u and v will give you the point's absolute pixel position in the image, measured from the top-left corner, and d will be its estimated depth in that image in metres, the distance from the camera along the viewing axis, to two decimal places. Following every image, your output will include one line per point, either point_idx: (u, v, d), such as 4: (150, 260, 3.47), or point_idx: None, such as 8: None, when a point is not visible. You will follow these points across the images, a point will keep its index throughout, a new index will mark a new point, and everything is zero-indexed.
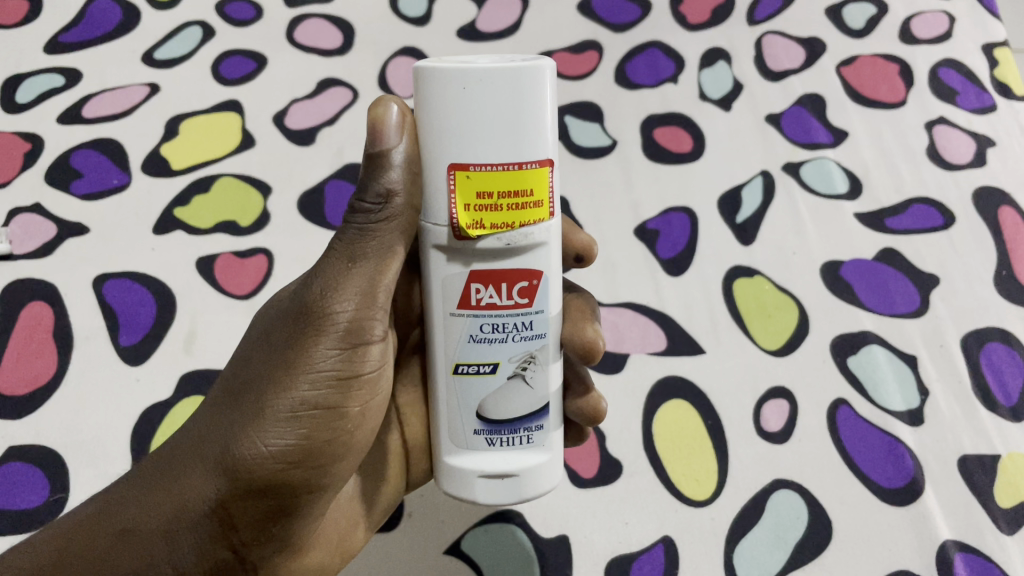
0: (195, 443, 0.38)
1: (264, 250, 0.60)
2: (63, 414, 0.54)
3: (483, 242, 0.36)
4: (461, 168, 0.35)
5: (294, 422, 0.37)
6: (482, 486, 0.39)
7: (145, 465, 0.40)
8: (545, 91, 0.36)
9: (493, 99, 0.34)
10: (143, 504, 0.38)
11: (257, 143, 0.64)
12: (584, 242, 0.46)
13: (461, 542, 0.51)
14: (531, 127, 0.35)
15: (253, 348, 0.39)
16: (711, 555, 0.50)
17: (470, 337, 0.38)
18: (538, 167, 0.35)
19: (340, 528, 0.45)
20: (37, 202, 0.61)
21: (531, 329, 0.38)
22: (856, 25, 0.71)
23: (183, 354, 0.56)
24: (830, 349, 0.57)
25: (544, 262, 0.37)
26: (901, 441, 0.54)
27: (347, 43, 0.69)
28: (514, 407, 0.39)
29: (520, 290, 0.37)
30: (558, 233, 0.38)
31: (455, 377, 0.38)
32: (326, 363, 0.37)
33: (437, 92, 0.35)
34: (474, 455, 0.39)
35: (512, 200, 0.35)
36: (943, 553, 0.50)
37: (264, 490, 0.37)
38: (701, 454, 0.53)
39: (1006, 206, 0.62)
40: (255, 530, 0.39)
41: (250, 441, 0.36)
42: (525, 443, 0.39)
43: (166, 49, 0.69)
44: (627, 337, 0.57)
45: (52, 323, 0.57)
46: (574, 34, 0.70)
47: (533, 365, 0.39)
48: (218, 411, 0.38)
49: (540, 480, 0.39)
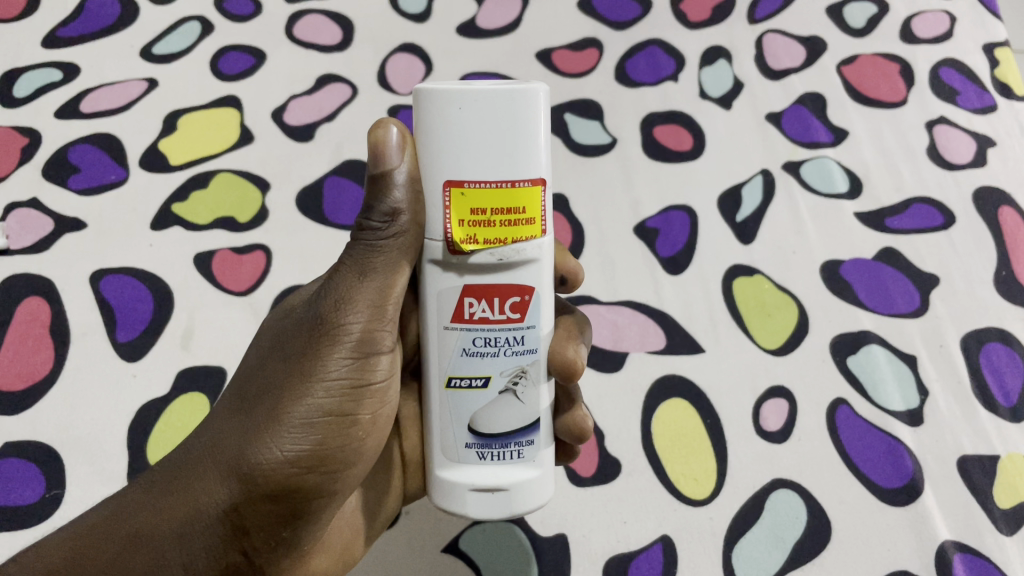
0: (208, 449, 0.38)
1: (262, 247, 0.60)
2: (60, 410, 0.53)
3: (476, 257, 0.36)
4: (456, 185, 0.36)
5: (308, 428, 0.37)
6: (473, 500, 0.38)
7: (156, 473, 0.40)
8: (539, 114, 0.36)
9: (487, 120, 0.35)
10: (155, 510, 0.38)
11: (256, 139, 0.64)
12: (571, 266, 0.46)
13: (459, 540, 0.50)
14: (525, 147, 0.35)
15: (266, 358, 0.40)
16: (709, 554, 0.50)
17: (462, 351, 0.38)
18: (531, 185, 0.36)
19: (343, 539, 0.45)
20: (35, 197, 0.61)
21: (522, 344, 0.38)
22: (857, 24, 0.71)
23: (180, 350, 0.56)
24: (830, 349, 0.56)
25: (537, 278, 0.37)
26: (901, 441, 0.54)
27: (347, 39, 0.69)
28: (504, 421, 0.38)
29: (513, 305, 0.37)
30: (551, 252, 0.38)
31: (447, 391, 0.38)
32: (339, 372, 0.38)
33: (433, 114, 0.35)
34: (465, 468, 0.38)
35: (505, 217, 0.36)
36: (942, 553, 0.50)
37: (277, 495, 0.37)
38: (700, 453, 0.53)
39: (1007, 207, 0.62)
40: (266, 537, 0.38)
41: (266, 447, 0.37)
42: (516, 459, 0.38)
43: (165, 44, 0.68)
44: (626, 336, 0.57)
45: (49, 319, 0.56)
46: (574, 32, 0.70)
47: (524, 380, 0.38)
48: (231, 419, 0.39)
49: (531, 496, 0.39)
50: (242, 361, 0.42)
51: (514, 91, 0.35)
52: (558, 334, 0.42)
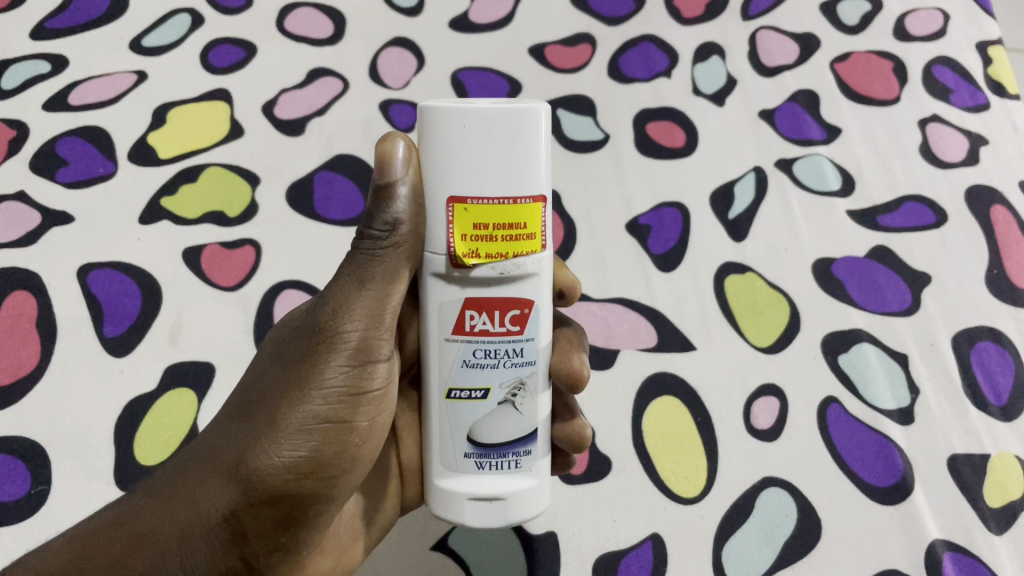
0: (209, 454, 0.38)
1: (251, 241, 0.59)
2: (46, 405, 0.53)
3: (478, 270, 0.36)
4: (459, 201, 0.35)
5: (306, 435, 0.37)
6: (471, 509, 0.38)
7: (161, 477, 0.40)
8: (540, 132, 0.36)
9: (490, 138, 0.35)
10: (158, 513, 0.38)
11: (246, 133, 0.64)
12: (568, 279, 0.46)
13: (449, 539, 0.50)
14: (527, 164, 0.35)
15: (268, 364, 0.40)
16: (699, 552, 0.50)
17: (463, 362, 0.37)
18: (531, 202, 0.36)
19: (342, 542, 0.45)
20: (22, 190, 0.60)
21: (521, 356, 0.38)
22: (851, 21, 0.71)
23: (168, 345, 0.55)
24: (822, 346, 0.56)
25: (536, 292, 0.37)
26: (892, 441, 0.53)
27: (338, 32, 0.69)
28: (503, 431, 0.38)
29: (512, 318, 0.37)
30: (550, 265, 0.38)
31: (447, 401, 0.38)
32: (339, 380, 0.37)
33: (437, 131, 0.35)
34: (463, 478, 0.38)
35: (506, 231, 0.35)
36: (931, 553, 0.50)
37: (275, 500, 0.37)
38: (690, 451, 0.53)
39: (999, 206, 0.62)
40: (266, 542, 0.38)
41: (264, 453, 0.36)
42: (513, 468, 0.38)
43: (155, 36, 0.68)
44: (618, 333, 0.57)
45: (35, 313, 0.56)
46: (567, 27, 0.70)
47: (523, 391, 0.38)
48: (231, 425, 0.38)
49: (528, 505, 0.38)
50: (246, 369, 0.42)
51: (516, 110, 0.35)
52: (557, 346, 0.42)
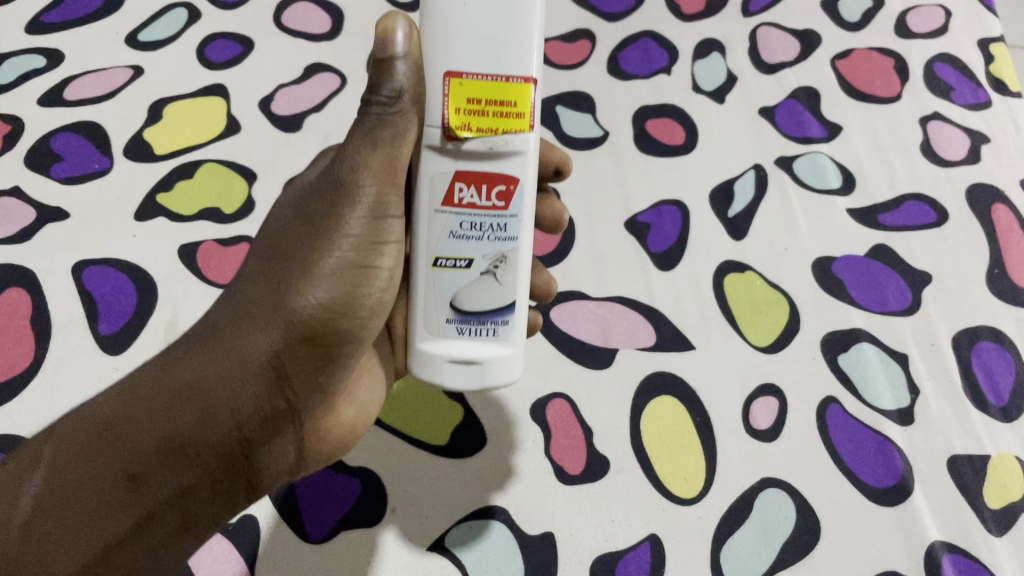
0: (246, 304, 0.39)
1: (248, 239, 0.59)
2: (39, 404, 0.51)
3: (469, 143, 0.37)
4: (455, 76, 0.36)
5: (338, 279, 0.38)
6: (451, 372, 0.40)
7: (192, 337, 0.40)
8: (534, 22, 0.37)
9: (485, 19, 0.36)
10: (203, 360, 0.38)
11: (242, 129, 0.64)
12: (561, 157, 0.50)
13: (445, 539, 0.47)
14: (518, 47, 0.36)
15: (291, 218, 0.40)
16: (698, 554, 0.48)
17: (450, 233, 0.38)
18: (522, 81, 0.36)
19: (364, 400, 0.46)
20: (16, 185, 0.60)
21: (505, 232, 0.38)
22: (853, 18, 0.72)
23: (164, 342, 0.54)
24: (821, 346, 0.55)
25: (522, 170, 0.38)
26: (891, 441, 0.52)
27: (335, 27, 0.70)
28: (481, 299, 0.39)
29: (499, 193, 0.38)
30: (537, 147, 0.38)
31: (434, 270, 0.39)
32: (359, 228, 0.38)
33: (439, 7, 0.36)
34: (444, 341, 0.40)
35: (499, 107, 0.36)
36: (931, 554, 0.49)
37: (314, 339, 0.38)
38: (689, 452, 0.51)
39: (1000, 204, 0.62)
40: (304, 383, 0.39)
41: (300, 295, 0.37)
42: (492, 335, 0.40)
43: (151, 31, 0.69)
44: (616, 332, 0.55)
45: (29, 311, 0.55)
46: (566, 24, 0.71)
47: (504, 264, 0.39)
48: (262, 279, 0.39)
49: (502, 372, 0.40)
50: (261, 235, 0.43)
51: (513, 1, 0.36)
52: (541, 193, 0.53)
